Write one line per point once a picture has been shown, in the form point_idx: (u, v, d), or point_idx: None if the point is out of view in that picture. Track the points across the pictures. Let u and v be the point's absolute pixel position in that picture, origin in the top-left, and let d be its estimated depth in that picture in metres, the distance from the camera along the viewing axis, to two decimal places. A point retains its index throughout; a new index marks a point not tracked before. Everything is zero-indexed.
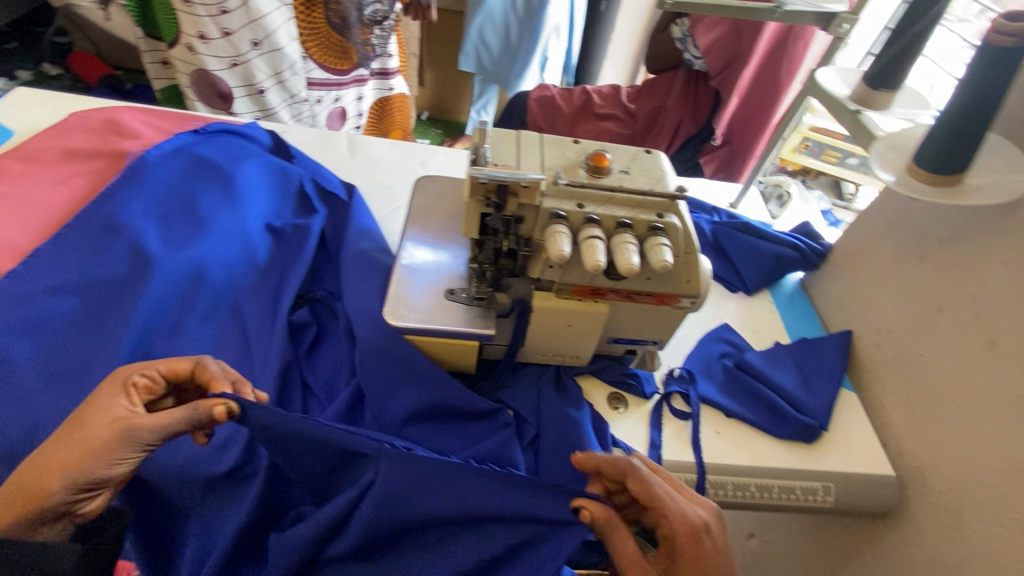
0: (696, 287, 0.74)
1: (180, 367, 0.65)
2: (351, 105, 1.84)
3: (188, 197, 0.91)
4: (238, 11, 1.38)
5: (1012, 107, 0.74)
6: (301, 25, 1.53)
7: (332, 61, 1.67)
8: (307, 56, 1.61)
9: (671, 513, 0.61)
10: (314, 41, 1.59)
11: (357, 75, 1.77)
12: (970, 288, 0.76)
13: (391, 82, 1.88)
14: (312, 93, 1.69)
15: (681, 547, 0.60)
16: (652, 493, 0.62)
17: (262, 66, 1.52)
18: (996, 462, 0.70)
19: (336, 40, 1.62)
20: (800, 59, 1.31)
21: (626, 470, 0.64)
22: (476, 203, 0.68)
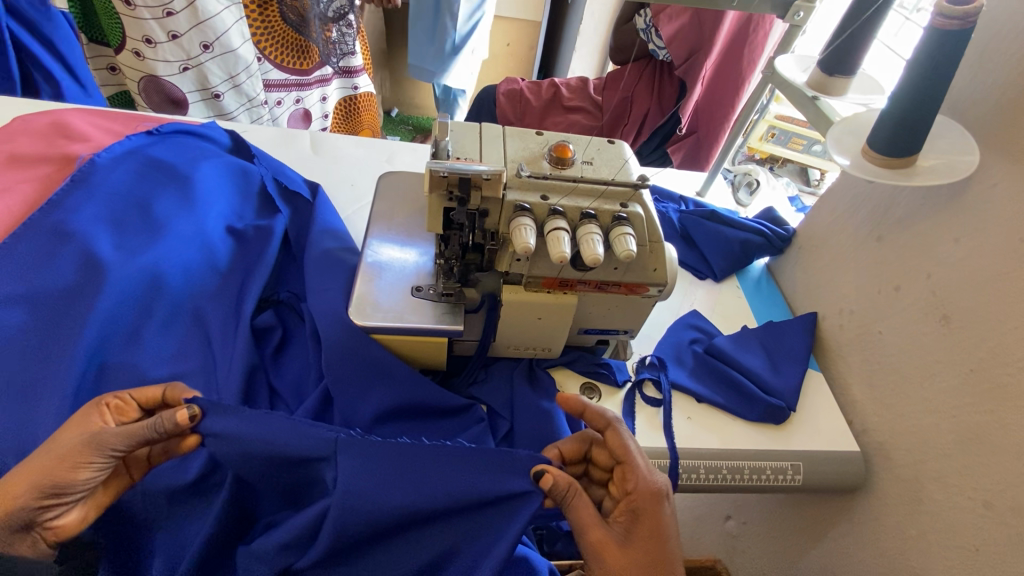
0: (662, 275, 0.74)
1: (150, 391, 0.64)
2: (315, 107, 1.81)
3: (143, 201, 0.88)
4: (184, 13, 1.33)
5: (959, 89, 0.77)
6: (256, 25, 1.49)
7: (293, 61, 1.63)
8: (262, 56, 1.56)
9: (639, 470, 0.64)
10: (270, 41, 1.55)
11: (320, 75, 1.74)
12: (925, 266, 0.79)
13: (356, 81, 1.86)
14: (272, 94, 1.66)
15: (643, 506, 0.62)
16: (625, 448, 0.65)
17: (215, 69, 1.46)
18: (953, 433, 0.72)
19: (294, 40, 1.59)
20: (760, 48, 1.34)
21: (608, 422, 0.68)
22: (439, 197, 0.66)
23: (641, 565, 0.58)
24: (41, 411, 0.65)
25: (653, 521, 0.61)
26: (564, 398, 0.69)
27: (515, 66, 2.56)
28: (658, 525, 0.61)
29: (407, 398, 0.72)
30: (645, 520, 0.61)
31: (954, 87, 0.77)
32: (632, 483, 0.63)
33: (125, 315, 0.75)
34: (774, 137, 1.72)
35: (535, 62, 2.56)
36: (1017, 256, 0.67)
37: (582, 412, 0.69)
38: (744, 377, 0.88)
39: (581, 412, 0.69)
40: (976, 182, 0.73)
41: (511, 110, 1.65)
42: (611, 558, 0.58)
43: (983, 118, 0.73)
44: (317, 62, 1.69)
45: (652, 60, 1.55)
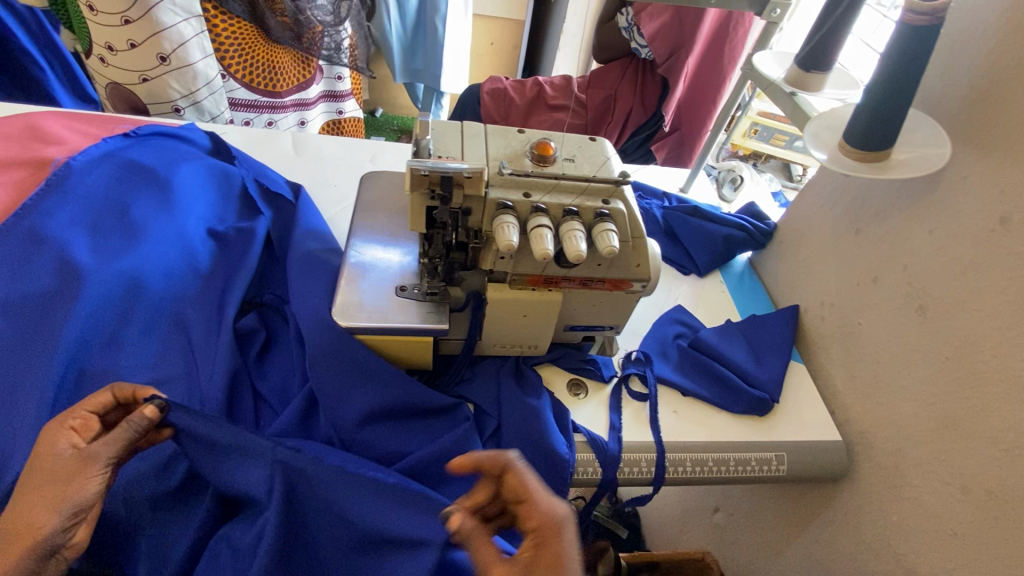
0: (645, 271, 0.75)
1: (96, 400, 0.62)
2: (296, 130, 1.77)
3: (120, 204, 0.86)
4: (141, 23, 1.30)
5: (929, 84, 0.78)
6: (222, 42, 1.45)
7: (262, 81, 1.58)
8: (229, 75, 1.52)
9: (538, 504, 0.57)
10: (241, 62, 1.51)
11: (297, 98, 1.69)
12: (902, 258, 0.80)
13: (341, 104, 1.85)
14: (238, 113, 1.61)
15: (542, 540, 0.55)
16: (524, 486, 0.57)
17: (174, 84, 1.43)
18: (932, 420, 0.74)
19: (272, 62, 1.56)
20: (741, 46, 1.36)
21: (504, 463, 0.59)
22: (421, 196, 0.66)
23: None
24: (24, 419, 0.65)
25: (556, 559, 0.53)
26: (455, 462, 0.58)
27: (499, 64, 2.55)
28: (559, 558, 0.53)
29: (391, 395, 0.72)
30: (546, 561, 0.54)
31: (927, 81, 0.79)
32: (534, 521, 0.56)
33: (103, 319, 0.74)
34: (758, 133, 1.74)
35: (518, 60, 2.56)
36: (989, 246, 0.69)
37: (478, 465, 0.59)
38: (728, 371, 0.89)
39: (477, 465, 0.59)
40: (948, 175, 0.75)
41: (495, 107, 1.65)
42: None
43: (954, 112, 0.74)
44: (296, 87, 1.66)
45: (634, 58, 1.56)
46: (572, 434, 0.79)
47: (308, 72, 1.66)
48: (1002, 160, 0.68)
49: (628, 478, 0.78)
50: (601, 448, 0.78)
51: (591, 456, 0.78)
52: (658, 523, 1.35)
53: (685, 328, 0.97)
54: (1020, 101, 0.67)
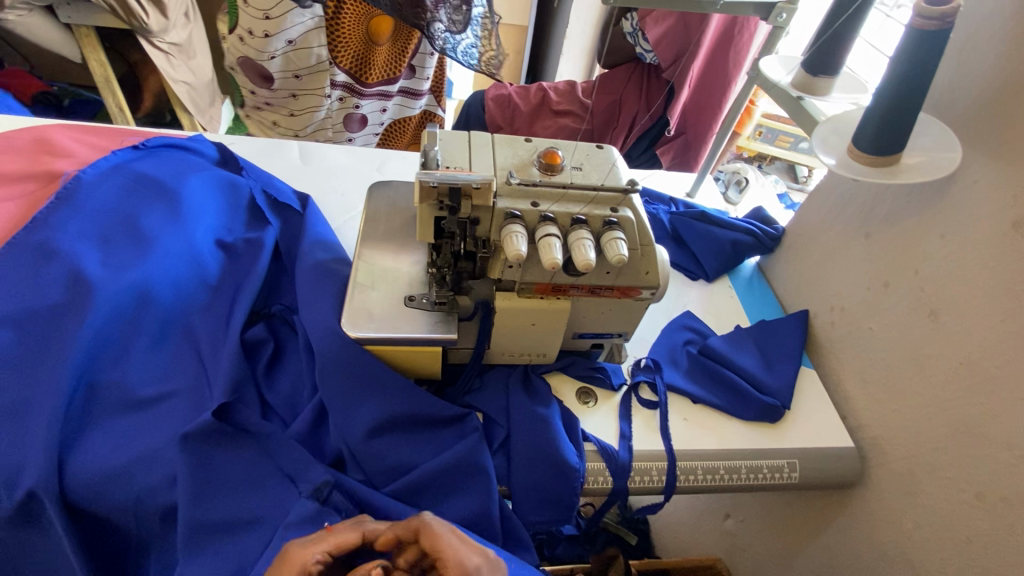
0: (655, 278, 0.75)
1: (346, 540, 0.60)
2: (373, 114, 1.74)
3: (129, 215, 0.87)
4: (277, 19, 1.41)
5: (937, 87, 0.78)
6: (336, 41, 1.51)
7: (354, 67, 1.59)
8: (335, 63, 1.56)
9: (450, 560, 0.59)
10: (347, 53, 1.55)
11: (382, 89, 1.67)
12: (913, 262, 0.80)
13: (418, 104, 1.76)
14: (335, 93, 1.64)
15: None
16: (435, 544, 0.60)
17: (293, 62, 1.53)
18: (945, 426, 0.73)
19: (370, 56, 1.57)
20: (746, 49, 1.35)
21: (417, 526, 0.62)
22: (429, 207, 0.66)
23: None
24: (35, 433, 0.65)
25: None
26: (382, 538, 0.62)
27: (504, 70, 2.55)
28: None
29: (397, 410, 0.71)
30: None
31: (936, 85, 0.78)
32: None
33: (112, 333, 0.74)
34: (763, 135, 1.73)
35: (522, 66, 2.56)
36: (1002, 250, 0.68)
37: (396, 538, 0.62)
38: (739, 378, 0.89)
39: (395, 538, 0.62)
40: (959, 178, 0.74)
41: (499, 114, 1.65)
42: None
43: (964, 114, 0.74)
44: (384, 81, 1.64)
45: (639, 64, 1.56)
46: (582, 443, 0.78)
47: (400, 70, 1.63)
48: (1015, 163, 0.68)
49: (639, 487, 0.78)
50: (611, 457, 0.78)
51: (601, 465, 0.77)
52: (668, 532, 1.33)
53: (696, 336, 0.97)
54: None
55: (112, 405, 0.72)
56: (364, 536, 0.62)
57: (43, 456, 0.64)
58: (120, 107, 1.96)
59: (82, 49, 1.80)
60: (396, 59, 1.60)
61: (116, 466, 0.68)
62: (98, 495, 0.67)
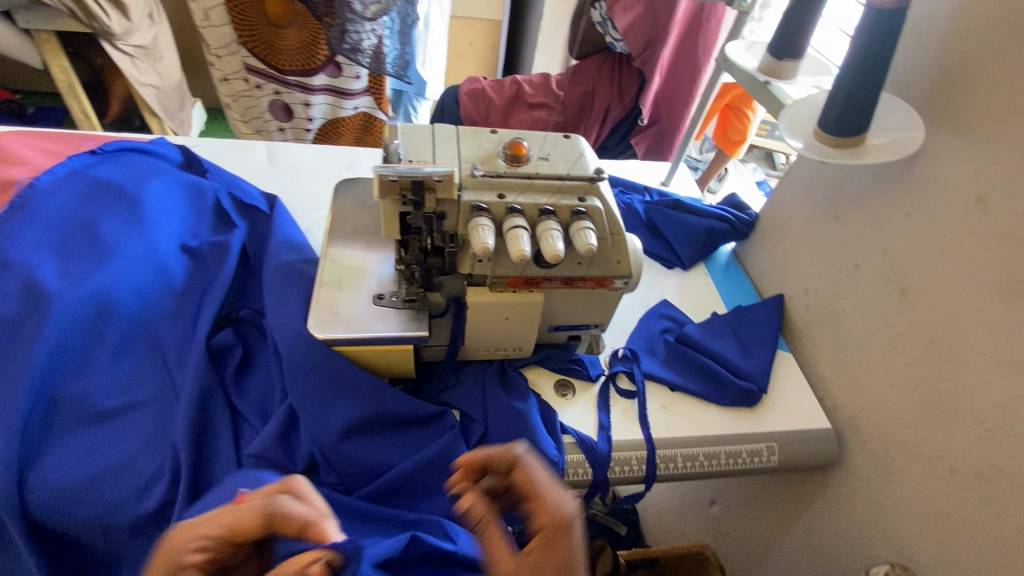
0: (627, 267, 0.74)
1: (243, 522, 0.49)
2: (298, 109, 1.72)
3: (88, 223, 0.84)
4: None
5: (899, 67, 0.78)
6: (244, 20, 1.51)
7: (264, 52, 1.58)
8: (243, 44, 1.56)
9: (539, 500, 0.54)
10: (255, 35, 1.54)
11: (299, 82, 1.65)
12: (882, 243, 0.80)
13: (348, 104, 1.75)
14: (252, 79, 1.65)
15: (550, 540, 0.51)
16: (530, 480, 0.55)
17: (210, 40, 1.56)
18: (917, 404, 0.74)
19: (277, 40, 1.55)
20: (715, 36, 1.35)
21: (512, 457, 0.57)
22: (394, 203, 0.65)
23: None
24: None
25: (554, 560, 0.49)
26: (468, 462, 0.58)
27: (480, 65, 2.54)
28: (567, 559, 0.50)
29: (369, 408, 0.70)
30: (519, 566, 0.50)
31: (897, 65, 0.79)
32: (537, 516, 0.53)
33: (72, 344, 0.72)
34: None
35: (498, 59, 2.54)
36: (965, 227, 0.69)
37: (484, 462, 0.58)
38: (716, 364, 0.89)
39: (482, 463, 0.58)
40: (923, 158, 0.75)
41: (473, 108, 1.64)
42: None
43: (927, 93, 0.74)
44: (300, 71, 1.62)
45: (610, 53, 1.53)
46: (561, 436, 0.78)
47: (315, 62, 1.60)
48: (975, 140, 0.68)
49: (619, 477, 0.78)
50: (591, 449, 0.77)
51: (581, 457, 0.77)
52: (656, 520, 1.35)
53: (674, 324, 0.97)
54: (989, 80, 0.67)
55: (75, 419, 0.70)
56: (271, 515, 0.50)
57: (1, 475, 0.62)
58: (86, 113, 1.91)
59: (42, 55, 1.74)
60: (306, 48, 1.57)
61: (80, 483, 0.66)
62: (64, 512, 0.66)
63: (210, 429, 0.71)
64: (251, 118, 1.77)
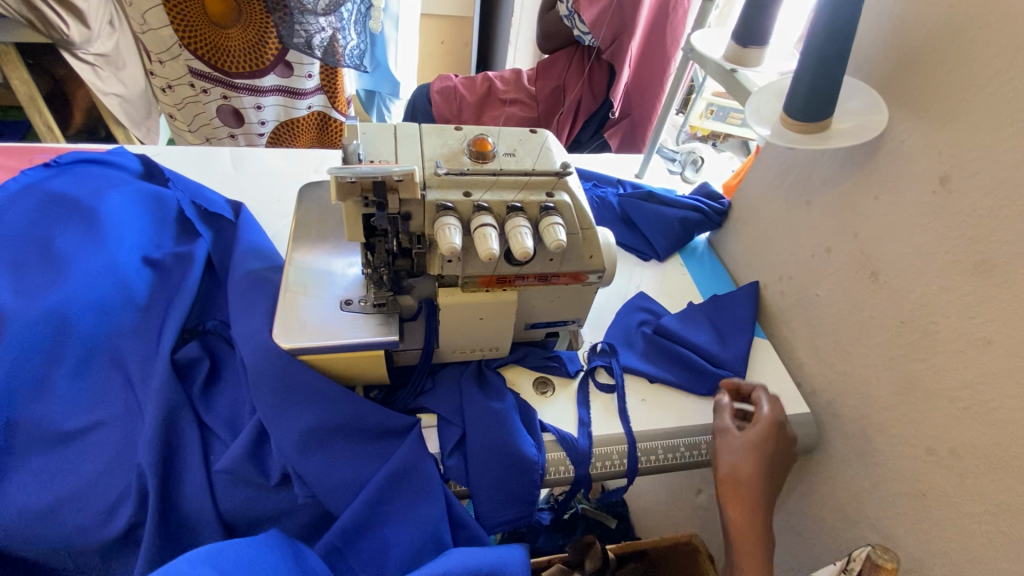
0: (599, 261, 0.74)
1: None
2: (248, 112, 1.70)
3: (43, 239, 0.81)
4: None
5: (862, 52, 0.79)
6: (186, 23, 1.47)
7: (210, 56, 1.55)
8: (185, 46, 1.52)
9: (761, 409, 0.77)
10: (197, 37, 1.51)
11: (249, 84, 1.63)
12: (852, 227, 0.81)
13: (302, 104, 1.74)
14: (198, 84, 1.61)
15: (763, 427, 0.74)
16: (761, 396, 0.78)
17: (150, 45, 1.51)
18: (891, 385, 0.75)
19: (222, 41, 1.53)
20: (681, 26, 1.36)
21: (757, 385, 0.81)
22: (355, 205, 0.64)
23: (747, 456, 0.73)
24: None
25: (766, 446, 0.73)
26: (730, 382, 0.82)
27: (453, 63, 2.52)
28: (768, 441, 0.74)
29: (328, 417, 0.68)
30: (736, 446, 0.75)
31: (859, 48, 0.79)
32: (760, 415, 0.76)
33: (30, 365, 0.70)
34: (715, 114, 1.77)
35: (472, 57, 2.52)
36: (931, 207, 0.70)
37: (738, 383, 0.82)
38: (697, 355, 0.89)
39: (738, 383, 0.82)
40: (888, 140, 0.75)
41: (445, 106, 1.62)
42: (734, 450, 0.74)
43: (889, 75, 0.75)
44: (249, 73, 1.60)
45: (578, 47, 1.52)
46: (540, 435, 0.77)
47: (263, 62, 1.60)
48: (936, 121, 0.69)
49: (602, 472, 0.77)
50: (571, 446, 0.76)
51: (561, 454, 0.76)
52: (647, 512, 1.35)
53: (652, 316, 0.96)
54: (947, 60, 0.67)
55: (34, 442, 0.68)
56: None
57: None
58: (49, 126, 1.86)
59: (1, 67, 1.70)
60: (253, 48, 1.55)
61: (41, 509, 0.64)
62: (27, 539, 0.63)
63: (178, 446, 0.69)
64: (199, 125, 1.73)
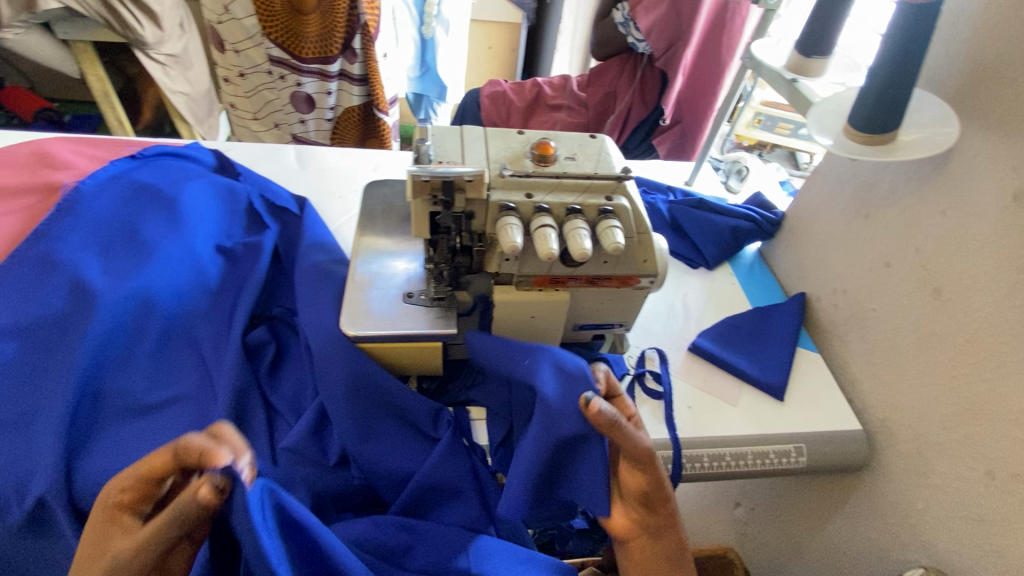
0: (653, 266, 0.75)
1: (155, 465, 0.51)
2: (322, 98, 1.72)
3: (130, 224, 0.87)
4: None
5: (933, 65, 0.77)
6: (267, 10, 1.50)
7: (286, 40, 1.57)
8: (266, 35, 1.56)
9: (632, 437, 0.62)
10: (276, 24, 1.53)
11: (318, 71, 1.65)
12: (914, 241, 0.79)
13: (359, 91, 1.73)
14: (275, 69, 1.65)
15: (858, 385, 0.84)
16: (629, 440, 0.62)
17: (227, 33, 1.57)
18: (951, 405, 0.73)
19: (298, 28, 1.54)
20: (740, 33, 1.34)
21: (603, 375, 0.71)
22: (423, 203, 0.67)
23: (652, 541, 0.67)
24: (45, 441, 0.66)
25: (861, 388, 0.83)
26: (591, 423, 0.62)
27: (499, 68, 2.56)
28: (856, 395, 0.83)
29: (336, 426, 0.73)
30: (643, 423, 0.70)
31: (931, 60, 0.78)
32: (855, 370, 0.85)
33: (115, 340, 0.75)
34: (762, 123, 1.71)
35: (517, 62, 2.56)
36: (1001, 224, 0.68)
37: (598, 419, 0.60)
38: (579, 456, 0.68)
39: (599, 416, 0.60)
40: (958, 153, 0.73)
41: (494, 111, 1.65)
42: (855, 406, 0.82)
43: (963, 88, 0.73)
44: (319, 59, 1.61)
45: (631, 55, 1.52)
46: None
47: (334, 49, 1.60)
48: (1012, 135, 0.67)
49: None
50: None
51: None
52: None
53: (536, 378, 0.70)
54: None
55: (119, 412, 0.73)
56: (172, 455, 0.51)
57: (49, 463, 0.65)
58: (120, 120, 1.96)
59: (80, 64, 1.81)
60: (326, 34, 1.56)
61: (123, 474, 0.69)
62: None
63: (246, 425, 0.73)
64: (268, 112, 1.78)
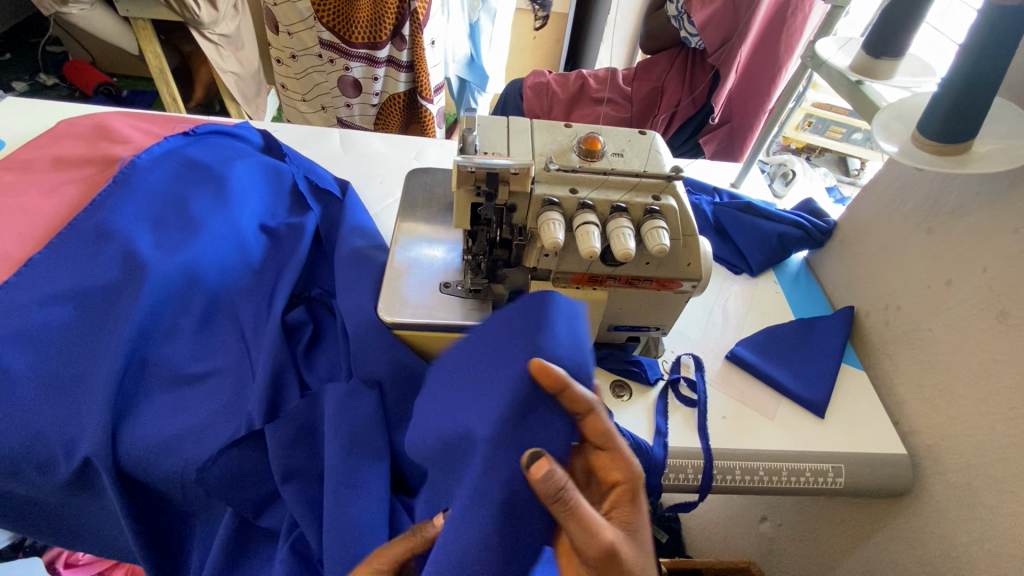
0: (697, 270, 0.72)
1: None
2: (368, 83, 1.74)
3: (179, 199, 0.90)
4: None
5: (1019, 71, 0.72)
6: None
7: (338, 25, 1.59)
8: (319, 19, 1.58)
9: (587, 525, 0.42)
10: (329, 8, 1.55)
11: (366, 56, 1.66)
12: (981, 259, 0.74)
13: (404, 77, 1.74)
14: (325, 53, 1.67)
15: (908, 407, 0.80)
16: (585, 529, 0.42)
17: (281, 15, 1.60)
18: (1009, 436, 0.68)
19: (350, 12, 1.55)
20: (801, 31, 1.28)
21: (591, 408, 0.48)
22: (466, 193, 0.66)
23: None
24: (93, 405, 0.69)
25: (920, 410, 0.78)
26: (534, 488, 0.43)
27: (542, 58, 2.53)
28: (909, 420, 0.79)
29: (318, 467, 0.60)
30: (644, 498, 0.49)
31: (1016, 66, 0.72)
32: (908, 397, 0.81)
33: (161, 311, 0.78)
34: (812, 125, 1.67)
35: (561, 53, 2.52)
36: None
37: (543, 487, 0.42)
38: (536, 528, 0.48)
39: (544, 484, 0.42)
40: None
41: (537, 103, 1.63)
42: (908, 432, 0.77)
43: None
44: (368, 44, 1.62)
45: (684, 48, 1.50)
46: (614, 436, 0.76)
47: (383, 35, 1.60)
48: None
49: (674, 484, 0.76)
50: (645, 453, 0.74)
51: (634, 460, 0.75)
52: (702, 532, 1.31)
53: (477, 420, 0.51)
54: None
55: (161, 382, 0.76)
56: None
57: (94, 428, 0.68)
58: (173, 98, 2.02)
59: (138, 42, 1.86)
60: (376, 20, 1.56)
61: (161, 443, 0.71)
62: (146, 467, 0.71)
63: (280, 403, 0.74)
64: (316, 95, 1.81)
